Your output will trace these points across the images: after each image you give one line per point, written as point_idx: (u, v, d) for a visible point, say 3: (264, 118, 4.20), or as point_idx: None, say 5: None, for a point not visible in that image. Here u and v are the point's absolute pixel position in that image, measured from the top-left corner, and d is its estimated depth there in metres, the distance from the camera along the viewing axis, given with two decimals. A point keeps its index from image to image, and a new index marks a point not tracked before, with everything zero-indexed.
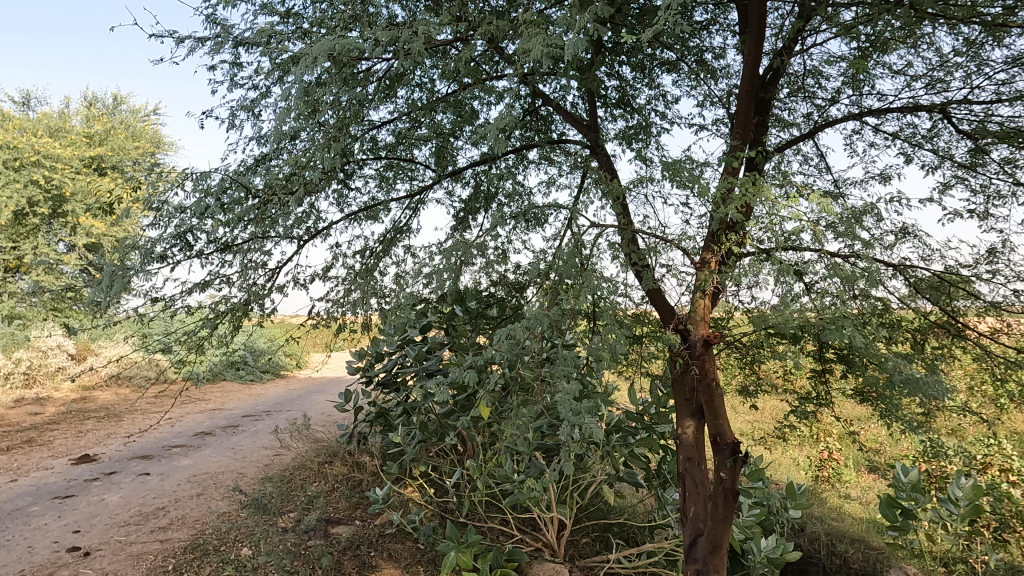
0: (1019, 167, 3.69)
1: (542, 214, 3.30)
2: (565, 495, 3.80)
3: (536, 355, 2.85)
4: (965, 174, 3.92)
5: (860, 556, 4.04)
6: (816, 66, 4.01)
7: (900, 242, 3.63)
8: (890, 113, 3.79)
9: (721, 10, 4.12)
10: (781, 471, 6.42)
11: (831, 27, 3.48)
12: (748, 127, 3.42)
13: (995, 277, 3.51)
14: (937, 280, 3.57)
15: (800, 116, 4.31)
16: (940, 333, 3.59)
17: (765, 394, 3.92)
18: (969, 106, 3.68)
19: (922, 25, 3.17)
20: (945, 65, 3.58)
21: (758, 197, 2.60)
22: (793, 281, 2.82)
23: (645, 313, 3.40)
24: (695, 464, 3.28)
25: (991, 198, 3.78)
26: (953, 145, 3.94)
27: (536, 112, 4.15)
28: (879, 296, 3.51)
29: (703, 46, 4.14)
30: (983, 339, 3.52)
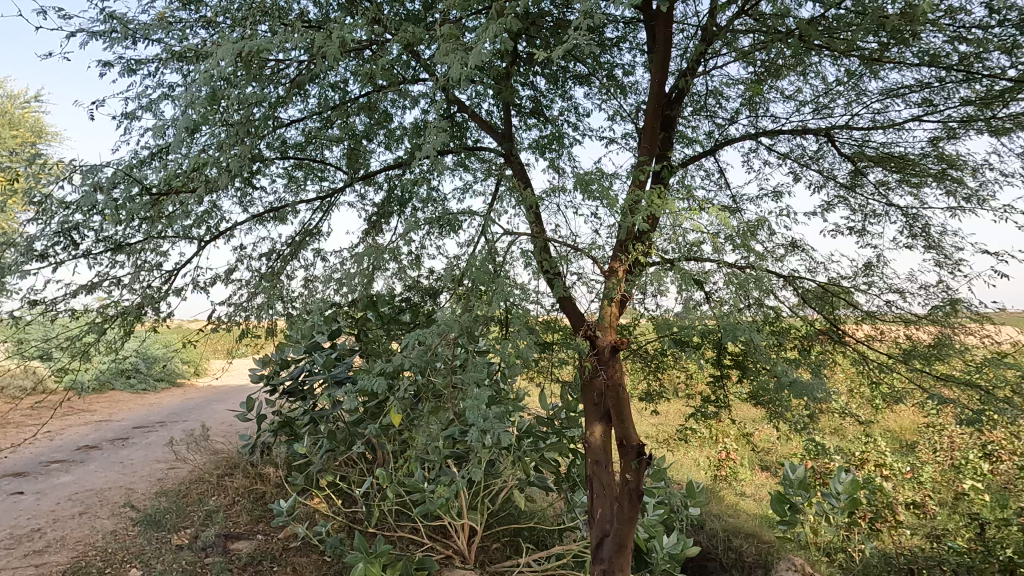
0: (891, 190, 4.06)
1: (456, 220, 3.30)
2: (476, 501, 3.80)
3: (448, 361, 2.84)
4: (846, 194, 4.26)
5: (753, 549, 4.28)
6: (717, 88, 4.24)
7: (790, 255, 3.91)
8: (782, 135, 4.07)
9: (631, 28, 4.28)
10: (683, 472, 6.73)
11: (730, 51, 3.70)
12: (654, 142, 3.57)
13: (871, 288, 3.83)
14: (820, 291, 3.88)
15: (702, 134, 4.54)
16: (824, 340, 3.89)
17: (667, 399, 4.09)
18: (850, 131, 4.01)
19: (810, 55, 3.42)
20: (830, 93, 3.88)
21: (662, 210, 2.71)
22: (694, 290, 2.97)
23: (556, 320, 3.47)
24: (602, 467, 3.38)
25: (868, 217, 4.14)
26: (836, 167, 4.27)
27: (451, 118, 4.14)
28: (772, 305, 3.77)
29: (614, 62, 4.27)
30: (860, 345, 3.83)
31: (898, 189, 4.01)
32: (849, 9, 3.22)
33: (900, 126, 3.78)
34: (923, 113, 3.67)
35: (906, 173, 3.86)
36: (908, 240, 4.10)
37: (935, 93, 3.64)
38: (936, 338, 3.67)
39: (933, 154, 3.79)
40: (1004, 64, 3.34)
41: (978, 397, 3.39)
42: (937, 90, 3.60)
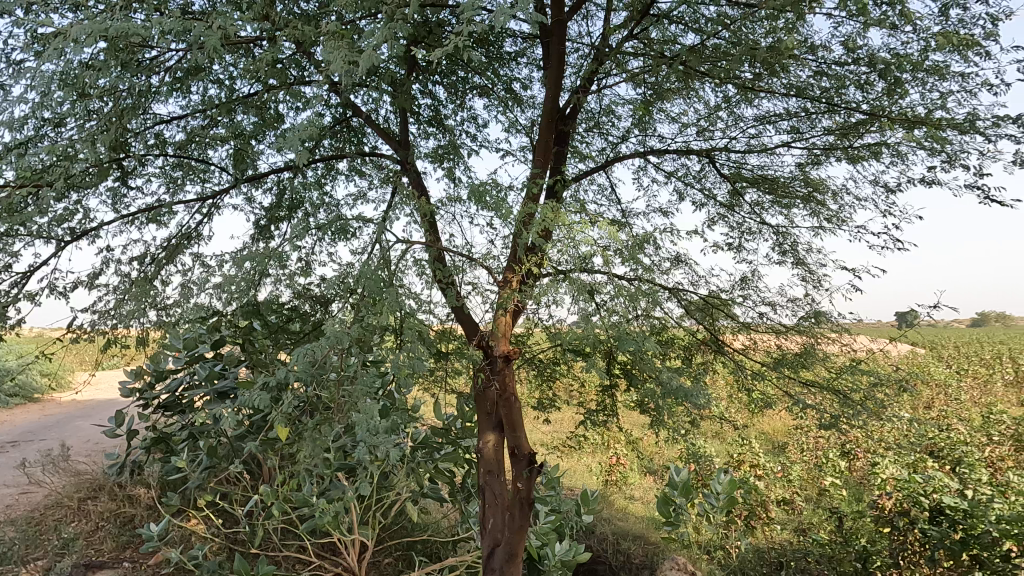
0: (764, 209, 4.39)
1: (349, 227, 3.22)
2: (367, 516, 3.70)
3: (338, 371, 2.75)
4: (725, 212, 4.55)
5: (640, 551, 4.44)
6: (609, 107, 4.41)
7: (675, 269, 4.13)
8: (669, 154, 4.30)
9: (529, 44, 4.37)
10: (576, 478, 6.89)
11: (621, 72, 3.86)
12: (547, 155, 3.66)
13: (746, 300, 4.12)
14: (702, 303, 4.08)
15: (596, 150, 4.70)
16: (705, 350, 4.13)
17: (559, 407, 4.18)
18: (728, 154, 4.29)
19: (693, 80, 3.64)
20: (711, 117, 4.14)
21: (556, 222, 2.79)
22: (586, 301, 3.06)
23: (450, 329, 3.46)
24: (494, 476, 3.39)
25: (744, 234, 4.44)
26: (716, 187, 4.56)
27: (346, 122, 4.05)
28: (658, 316, 3.96)
29: (512, 76, 4.34)
30: (737, 354, 4.10)
31: (770, 209, 4.34)
32: (727, 40, 3.46)
33: (772, 150, 4.09)
34: (792, 140, 4.00)
35: (776, 195, 4.18)
36: (779, 257, 4.45)
37: (801, 122, 3.97)
38: (802, 347, 3.99)
39: (800, 178, 4.13)
40: (858, 99, 3.71)
41: (838, 403, 3.73)
42: (803, 120, 3.93)
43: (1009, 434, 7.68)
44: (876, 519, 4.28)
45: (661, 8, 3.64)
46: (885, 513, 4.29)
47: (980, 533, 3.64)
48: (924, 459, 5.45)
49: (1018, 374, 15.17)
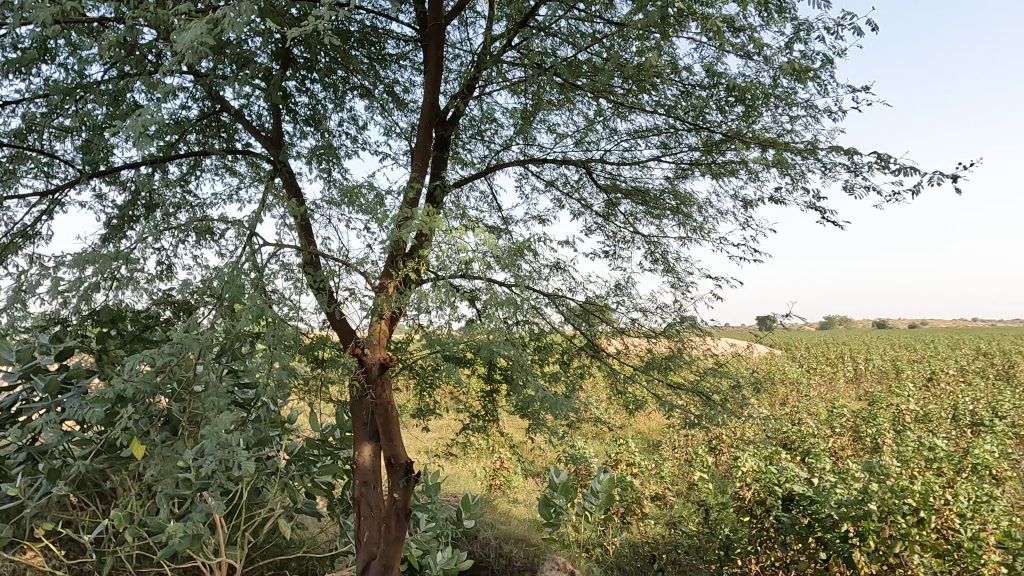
0: (636, 220, 4.62)
1: (215, 228, 3.03)
2: (235, 536, 3.47)
3: (199, 382, 2.57)
4: (601, 221, 4.74)
5: (522, 553, 4.51)
6: (491, 115, 4.47)
7: (553, 275, 4.25)
8: (548, 163, 4.42)
9: (410, 47, 4.34)
10: (459, 484, 6.89)
11: (502, 81, 3.93)
12: (426, 160, 3.64)
13: (620, 306, 4.31)
14: (582, 309, 4.24)
15: (478, 157, 4.74)
16: (582, 355, 4.28)
17: (440, 414, 4.16)
18: (603, 165, 4.48)
19: (570, 93, 3.76)
20: (587, 129, 4.31)
21: (433, 227, 2.78)
22: (463, 308, 3.07)
23: (325, 336, 3.34)
24: (370, 487, 3.31)
25: (618, 243, 4.65)
26: (592, 197, 4.74)
27: (214, 117, 3.81)
28: (536, 322, 4.11)
29: (394, 79, 4.29)
30: (612, 358, 4.27)
31: (642, 220, 4.57)
32: (601, 56, 3.61)
33: (643, 164, 4.32)
34: (661, 155, 4.24)
35: (647, 206, 4.42)
36: (650, 265, 4.69)
37: (669, 138, 4.22)
38: (669, 350, 4.22)
39: (669, 191, 4.38)
40: (719, 118, 3.99)
41: (699, 403, 4.03)
42: (670, 136, 4.18)
43: (848, 425, 8.56)
44: (737, 509, 4.59)
45: (540, 21, 3.73)
46: (745, 503, 4.63)
47: (823, 517, 4.02)
48: (777, 451, 5.94)
49: (857, 372, 16.95)
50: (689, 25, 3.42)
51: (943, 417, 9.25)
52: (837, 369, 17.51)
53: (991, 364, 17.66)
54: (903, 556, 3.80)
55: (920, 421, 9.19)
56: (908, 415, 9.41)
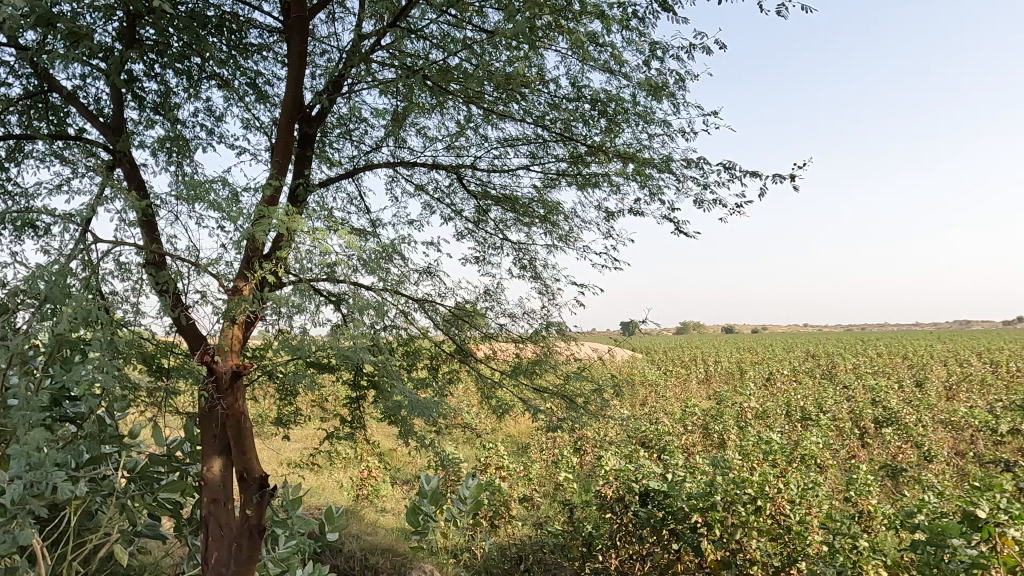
0: (506, 227, 4.70)
1: (39, 221, 2.70)
2: (60, 566, 3.10)
3: (12, 395, 2.26)
4: (471, 227, 4.78)
5: (388, 564, 4.42)
6: (360, 115, 4.36)
7: (423, 280, 4.23)
8: (418, 167, 4.39)
9: (274, 39, 4.14)
10: (324, 495, 6.64)
11: (371, 81, 3.85)
12: (287, 157, 3.48)
13: (489, 311, 4.36)
14: (453, 316, 4.23)
15: (346, 157, 4.61)
16: (450, 361, 4.28)
17: (301, 423, 3.99)
18: (474, 172, 4.52)
19: (441, 98, 3.77)
20: (457, 135, 4.33)
21: (293, 228, 2.66)
22: (324, 312, 2.96)
23: (170, 343, 3.09)
24: (219, 505, 3.10)
25: (488, 249, 4.71)
26: (463, 203, 4.77)
27: (43, 98, 3.41)
28: (404, 327, 4.06)
29: (255, 70, 4.07)
30: (480, 363, 4.31)
31: (512, 227, 4.66)
32: (471, 63, 3.64)
33: (512, 171, 4.41)
34: (529, 164, 4.35)
35: (517, 213, 4.52)
36: (519, 272, 4.79)
37: (538, 148, 4.35)
38: (535, 355, 4.33)
39: (537, 200, 4.51)
40: (584, 132, 4.17)
41: (563, 406, 4.17)
42: (538, 146, 4.30)
43: (698, 423, 9.25)
44: (599, 506, 4.80)
45: (412, 23, 3.71)
46: (607, 501, 4.85)
47: (675, 510, 4.30)
48: (636, 449, 6.29)
49: (707, 374, 18.37)
50: (556, 39, 3.55)
51: (778, 412, 10.28)
52: (690, 371, 18.88)
53: (817, 366, 19.85)
54: (743, 542, 4.16)
55: (759, 418, 10.14)
56: (749, 412, 10.35)
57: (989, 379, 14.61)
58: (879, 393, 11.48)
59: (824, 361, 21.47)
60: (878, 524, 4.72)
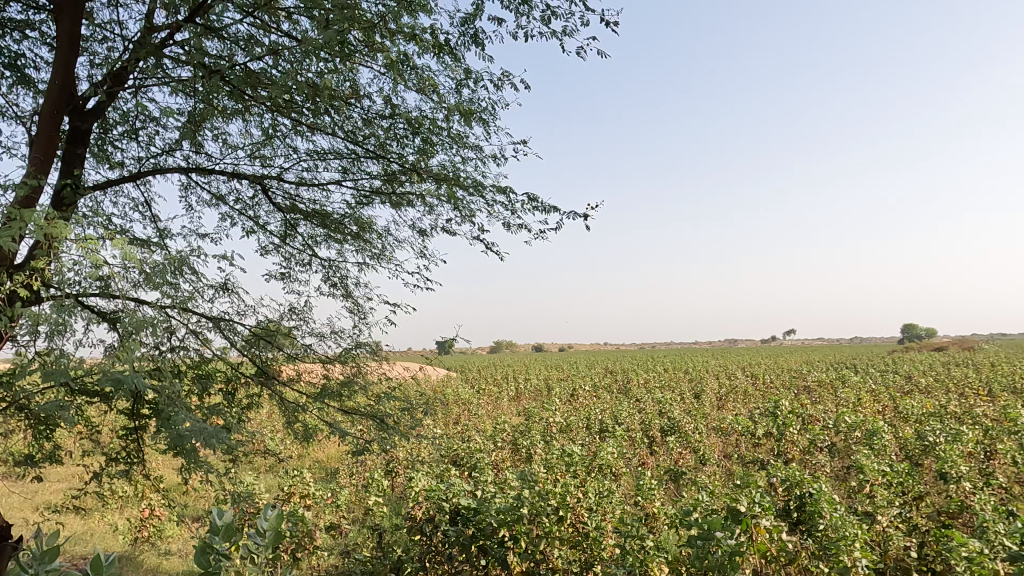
0: (316, 244, 4.52)
1: None
2: None
3: None
4: (278, 242, 4.53)
5: None
6: (149, 112, 3.95)
7: (220, 298, 3.92)
8: (218, 175, 4.08)
9: (39, 18, 3.62)
10: (93, 543, 5.79)
11: (161, 77, 3.51)
12: (51, 153, 3.05)
13: (294, 331, 4.15)
14: (254, 336, 4.00)
15: (131, 159, 4.15)
16: (249, 384, 4.00)
17: (60, 461, 3.45)
18: (281, 183, 4.30)
19: (242, 103, 3.54)
20: (264, 143, 4.09)
21: (53, 234, 2.32)
22: (89, 331, 2.61)
23: None
24: None
25: (295, 265, 4.50)
26: (269, 216, 4.50)
27: None
28: (195, 348, 3.72)
29: (13, 51, 3.52)
30: (283, 386, 4.07)
31: (322, 243, 4.50)
32: (277, 70, 3.48)
33: (323, 185, 4.27)
34: (341, 179, 4.25)
35: (328, 229, 4.37)
36: (329, 290, 4.63)
37: (350, 164, 4.26)
38: (344, 376, 4.19)
39: (348, 216, 4.40)
40: (398, 150, 4.16)
41: (373, 428, 4.07)
42: (351, 161, 4.21)
43: (507, 439, 9.57)
44: (409, 529, 4.75)
45: (211, 20, 3.46)
46: (416, 522, 4.81)
47: (484, 526, 4.40)
48: (447, 468, 6.33)
49: (517, 391, 19.10)
50: (371, 55, 3.53)
51: (580, 426, 11.00)
52: (502, 389, 19.50)
53: (615, 381, 21.61)
54: (546, 552, 4.36)
55: (563, 431, 10.75)
56: (555, 426, 10.94)
57: (749, 389, 16.94)
58: (664, 404, 12.77)
59: (620, 377, 23.44)
60: (662, 524, 5.21)
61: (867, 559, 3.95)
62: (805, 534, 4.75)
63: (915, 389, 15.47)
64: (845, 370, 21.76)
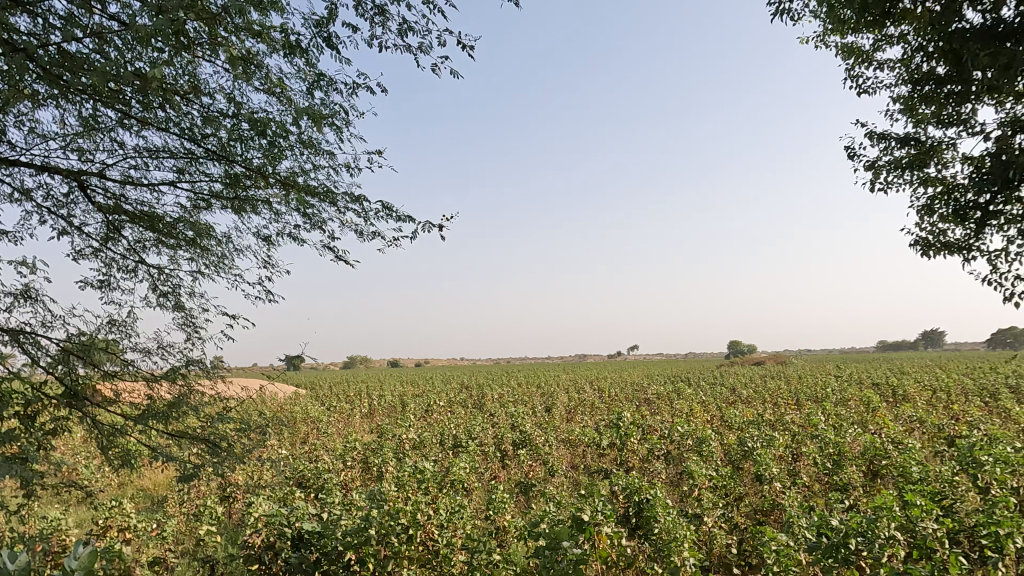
0: (144, 249, 4.13)
1: None
2: None
3: None
4: (98, 246, 4.09)
5: None
6: None
7: (21, 307, 3.45)
8: (24, 167, 3.61)
9: None
10: None
11: None
12: None
13: (113, 346, 3.75)
14: (65, 351, 3.56)
15: None
16: (55, 407, 3.54)
17: None
18: (104, 181, 3.89)
19: (56, 89, 3.17)
20: (84, 135, 3.69)
21: None
22: None
23: None
24: None
25: (118, 272, 4.08)
26: (88, 217, 4.05)
27: None
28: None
29: None
30: (97, 409, 3.65)
31: (151, 249, 4.12)
32: (101, 55, 3.16)
33: (154, 186, 3.92)
34: (176, 180, 3.93)
35: (158, 233, 4.01)
36: (158, 300, 4.24)
37: (187, 164, 3.95)
38: (171, 396, 3.84)
39: (183, 221, 4.07)
40: (242, 153, 3.93)
41: (205, 452, 3.76)
42: (188, 162, 3.91)
43: (357, 458, 9.28)
44: (246, 559, 4.46)
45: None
46: (254, 551, 4.53)
47: (329, 551, 4.25)
48: (291, 490, 6.00)
49: (371, 408, 18.62)
50: (213, 49, 3.32)
51: (433, 441, 10.95)
52: (354, 406, 18.90)
53: (469, 396, 21.73)
54: (394, 573, 4.26)
55: (416, 448, 10.63)
56: (408, 443, 10.80)
57: (596, 402, 17.83)
58: (517, 418, 13.05)
59: (474, 392, 23.60)
60: (511, 536, 5.30)
61: (693, 558, 4.27)
62: (641, 539, 5.07)
63: (739, 400, 17.11)
64: (681, 383, 23.56)
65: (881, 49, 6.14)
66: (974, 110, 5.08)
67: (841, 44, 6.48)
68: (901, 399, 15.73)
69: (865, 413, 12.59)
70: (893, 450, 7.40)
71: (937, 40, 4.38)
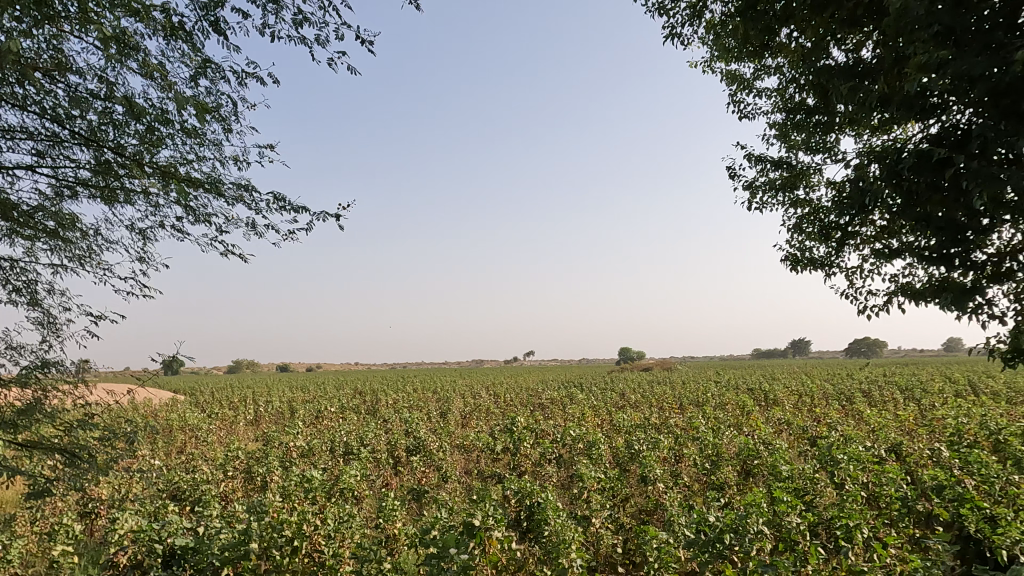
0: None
1: None
2: None
3: None
4: None
5: None
6: None
7: None
8: None
9: None
10: None
11: None
12: None
13: None
14: None
15: None
16: None
17: None
18: None
19: None
20: None
21: None
22: None
23: None
24: None
25: None
26: None
27: None
28: None
29: None
30: None
31: (4, 239, 3.74)
32: None
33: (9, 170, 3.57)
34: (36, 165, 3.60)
35: (12, 223, 3.65)
36: (11, 296, 3.86)
37: (51, 148, 3.63)
38: (24, 402, 3.48)
39: (43, 210, 3.73)
40: (115, 139, 3.66)
41: (62, 464, 3.43)
42: (52, 146, 3.59)
43: (240, 468, 8.80)
44: None
45: None
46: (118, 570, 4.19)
47: (205, 566, 4.01)
48: (164, 503, 5.60)
49: (257, 414, 17.72)
50: (85, 25, 3.07)
51: (323, 449, 10.58)
52: (238, 412, 17.91)
53: (362, 402, 21.20)
54: None
55: (304, 456, 10.23)
56: (295, 451, 10.37)
57: (491, 407, 17.94)
58: (411, 424, 12.91)
59: (367, 398, 23.07)
60: (402, 544, 5.23)
61: (581, 559, 4.40)
62: (532, 541, 5.16)
63: (627, 404, 17.85)
64: (574, 389, 24.18)
65: (760, 78, 6.62)
66: (837, 140, 5.59)
67: (726, 70, 6.93)
68: (771, 403, 17.00)
69: (739, 416, 13.49)
70: (764, 451, 7.97)
71: (807, 74, 4.78)
